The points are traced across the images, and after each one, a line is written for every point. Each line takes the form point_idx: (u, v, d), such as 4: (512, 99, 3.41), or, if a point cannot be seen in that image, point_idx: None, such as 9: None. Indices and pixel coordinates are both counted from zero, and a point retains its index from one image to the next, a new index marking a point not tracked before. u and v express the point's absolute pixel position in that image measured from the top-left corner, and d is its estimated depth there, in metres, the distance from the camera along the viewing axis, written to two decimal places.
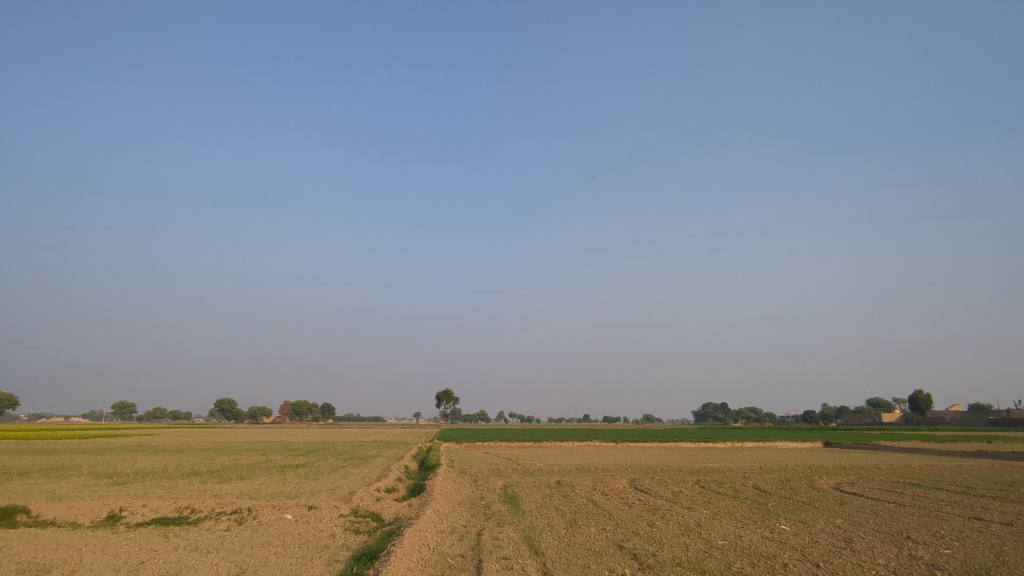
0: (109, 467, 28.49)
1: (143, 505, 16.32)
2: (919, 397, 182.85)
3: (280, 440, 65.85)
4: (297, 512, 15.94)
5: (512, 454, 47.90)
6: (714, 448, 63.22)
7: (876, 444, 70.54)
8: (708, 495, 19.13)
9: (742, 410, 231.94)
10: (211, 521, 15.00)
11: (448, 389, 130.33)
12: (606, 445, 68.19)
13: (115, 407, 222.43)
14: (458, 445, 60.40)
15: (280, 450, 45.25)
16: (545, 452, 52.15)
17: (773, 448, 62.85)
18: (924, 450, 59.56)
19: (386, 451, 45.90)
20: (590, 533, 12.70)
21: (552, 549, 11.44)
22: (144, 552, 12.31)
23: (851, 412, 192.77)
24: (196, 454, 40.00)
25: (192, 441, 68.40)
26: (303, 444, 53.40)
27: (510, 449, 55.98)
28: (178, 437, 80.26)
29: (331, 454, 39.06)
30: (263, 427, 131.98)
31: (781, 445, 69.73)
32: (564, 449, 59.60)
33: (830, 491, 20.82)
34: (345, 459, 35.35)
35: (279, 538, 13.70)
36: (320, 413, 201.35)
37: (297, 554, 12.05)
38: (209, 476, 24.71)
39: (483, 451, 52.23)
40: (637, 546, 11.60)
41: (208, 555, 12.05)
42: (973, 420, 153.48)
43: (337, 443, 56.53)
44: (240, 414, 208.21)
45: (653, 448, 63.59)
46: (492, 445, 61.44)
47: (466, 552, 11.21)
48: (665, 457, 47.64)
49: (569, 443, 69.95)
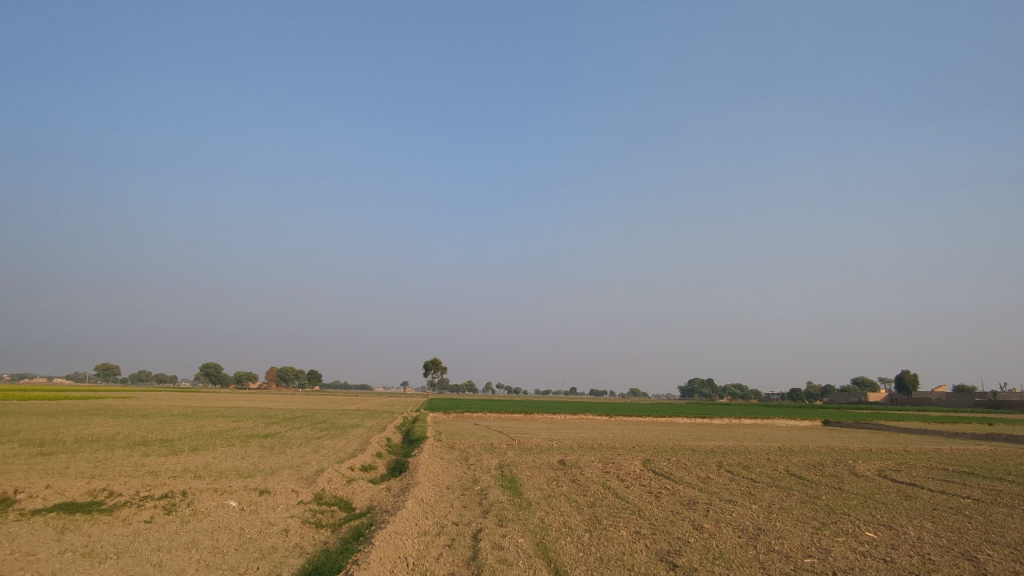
0: (49, 434, 24.91)
1: (49, 486, 12.91)
2: (906, 378, 183.10)
3: (259, 406, 62.43)
4: (244, 499, 12.63)
5: (503, 427, 44.92)
6: (712, 425, 60.51)
7: (876, 424, 68.42)
8: (746, 485, 16.01)
9: (729, 386, 232.73)
10: (132, 509, 11.69)
11: (437, 358, 127.65)
12: (599, 419, 65.34)
13: (98, 371, 218.46)
14: (445, 416, 57.27)
15: (253, 417, 41.79)
16: (538, 426, 49.22)
17: (771, 426, 60.45)
18: (927, 431, 57.40)
19: (368, 420, 42.75)
20: (626, 542, 9.46)
21: (579, 567, 8.15)
22: (13, 558, 8.87)
23: (839, 391, 192.61)
24: (159, 420, 36.42)
25: (165, 404, 64.79)
26: (282, 412, 50.07)
27: (499, 421, 53.08)
28: (155, 399, 76.34)
29: (307, 424, 35.64)
30: (248, 391, 128.67)
31: (778, 422, 67.50)
32: (556, 422, 56.79)
33: (880, 480, 17.81)
34: (320, 430, 32.00)
35: (212, 535, 10.42)
36: (305, 380, 197.84)
37: (226, 565, 8.70)
38: (157, 446, 21.28)
39: (471, 423, 49.07)
40: (694, 564, 8.36)
41: (104, 563, 8.69)
42: (961, 400, 153.47)
43: (317, 411, 53.27)
44: (225, 379, 205.49)
45: (647, 423, 60.86)
46: (482, 417, 58.43)
47: (459, 570, 7.98)
48: (665, 433, 44.76)
49: (562, 417, 67.02)
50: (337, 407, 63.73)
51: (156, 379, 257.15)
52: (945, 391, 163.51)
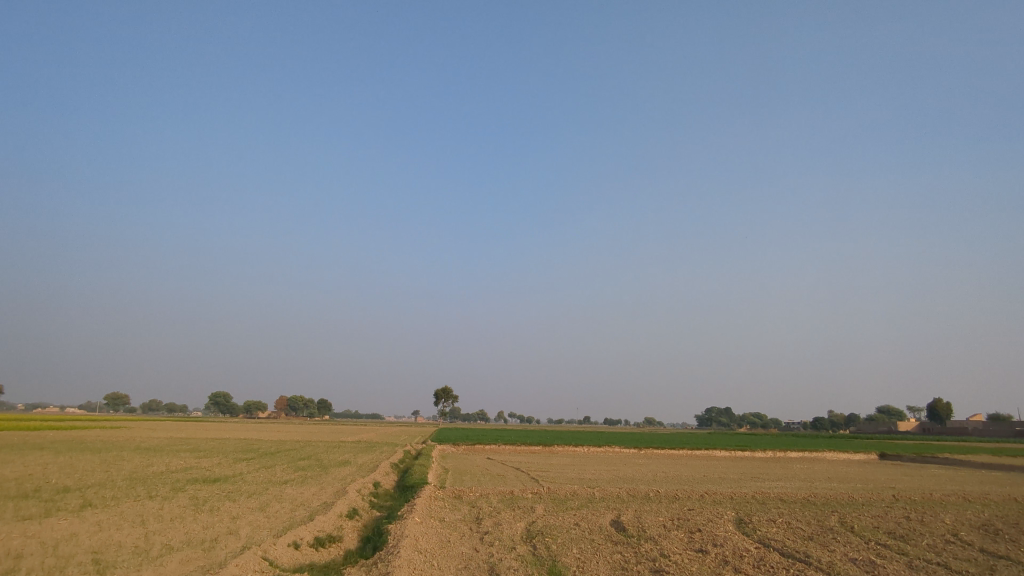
0: None
1: None
2: (939, 406, 174.10)
3: (248, 437, 55.66)
4: None
5: (521, 464, 38.05)
6: (757, 459, 53.10)
7: (941, 458, 60.48)
8: None
9: (749, 416, 223.76)
10: None
11: (448, 387, 121.10)
12: (624, 452, 58.12)
13: (109, 400, 214.11)
14: (455, 449, 50.65)
15: (227, 452, 35.34)
16: (561, 462, 42.24)
17: (826, 461, 53.08)
18: (1008, 466, 49.53)
19: (362, 457, 35.93)
20: None
21: None
22: None
23: (869, 421, 182.87)
24: (105, 456, 29.75)
25: (147, 436, 58.17)
26: (269, 446, 43.28)
27: (516, 456, 46.23)
28: (147, 431, 70.10)
29: (282, 462, 28.88)
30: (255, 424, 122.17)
31: (829, 456, 59.75)
32: (580, 457, 49.94)
33: None
34: (295, 471, 25.29)
35: None
36: (315, 411, 191.71)
37: None
38: (35, 502, 14.67)
39: (484, 458, 42.18)
40: None
41: None
42: (1002, 429, 143.36)
43: (309, 445, 46.22)
44: (234, 409, 199.83)
45: (682, 457, 53.75)
46: (497, 450, 51.60)
47: None
48: (712, 472, 37.52)
49: (584, 449, 60.00)
50: (336, 439, 56.70)
51: (167, 409, 251.90)
52: (982, 418, 154.19)
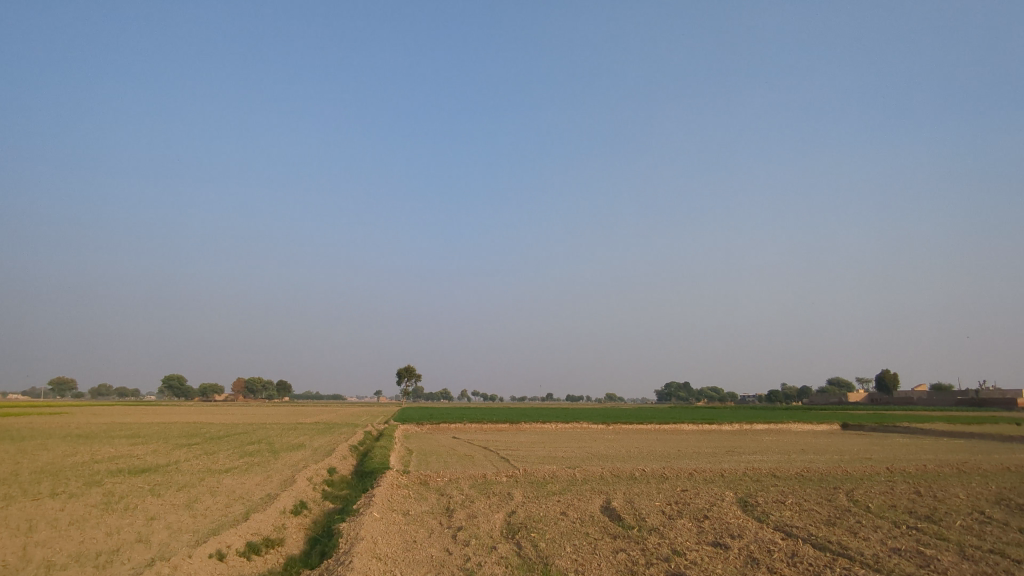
0: None
1: None
2: (886, 377, 180.20)
3: (197, 422, 52.19)
4: None
5: (487, 443, 36.12)
6: (725, 432, 52.62)
7: (902, 427, 61.04)
8: None
9: (708, 390, 228.21)
10: None
11: (410, 365, 118.08)
12: (590, 428, 56.82)
13: (54, 383, 204.71)
14: (418, 428, 48.46)
15: (168, 438, 32.27)
16: (529, 440, 40.47)
17: (793, 432, 52.85)
18: (965, 434, 50.34)
19: (318, 440, 33.31)
20: None
21: None
22: None
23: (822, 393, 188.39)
24: (25, 446, 26.49)
25: (84, 420, 54.00)
26: (216, 429, 40.23)
27: (482, 434, 44.34)
28: (89, 416, 65.83)
29: (227, 448, 26.16)
30: (208, 406, 117.31)
31: (792, 427, 59.92)
32: (548, 433, 48.32)
33: None
34: (239, 459, 22.65)
35: None
36: (275, 393, 187.31)
37: None
38: None
39: (449, 438, 40.16)
40: None
41: None
42: (946, 399, 148.96)
43: (261, 428, 43.23)
44: (189, 393, 193.76)
45: (652, 432, 52.70)
46: (461, 428, 49.63)
47: None
48: (685, 446, 36.30)
49: (551, 426, 58.55)
50: (289, 421, 53.52)
51: (117, 394, 241.84)
52: (927, 388, 160.03)
